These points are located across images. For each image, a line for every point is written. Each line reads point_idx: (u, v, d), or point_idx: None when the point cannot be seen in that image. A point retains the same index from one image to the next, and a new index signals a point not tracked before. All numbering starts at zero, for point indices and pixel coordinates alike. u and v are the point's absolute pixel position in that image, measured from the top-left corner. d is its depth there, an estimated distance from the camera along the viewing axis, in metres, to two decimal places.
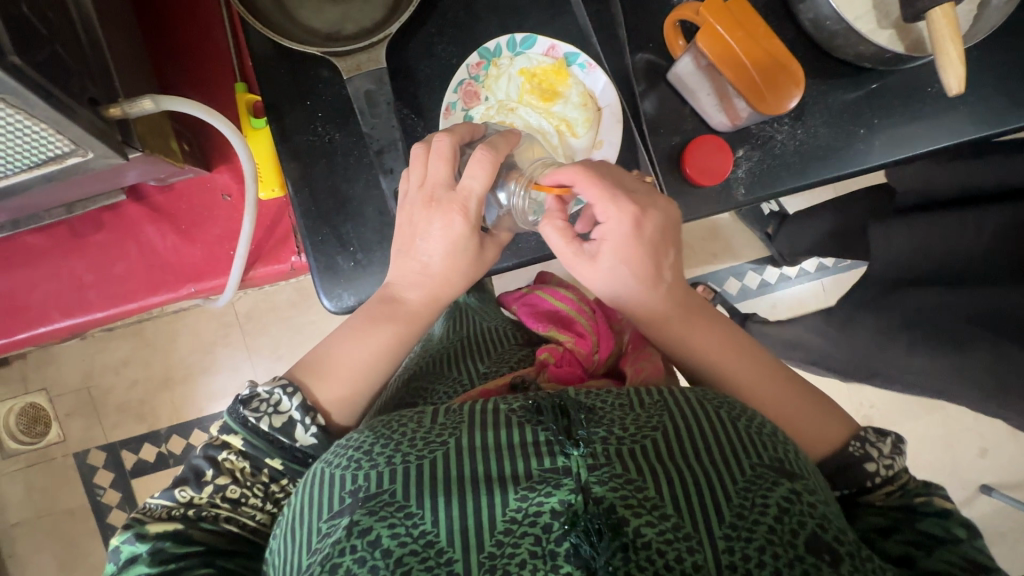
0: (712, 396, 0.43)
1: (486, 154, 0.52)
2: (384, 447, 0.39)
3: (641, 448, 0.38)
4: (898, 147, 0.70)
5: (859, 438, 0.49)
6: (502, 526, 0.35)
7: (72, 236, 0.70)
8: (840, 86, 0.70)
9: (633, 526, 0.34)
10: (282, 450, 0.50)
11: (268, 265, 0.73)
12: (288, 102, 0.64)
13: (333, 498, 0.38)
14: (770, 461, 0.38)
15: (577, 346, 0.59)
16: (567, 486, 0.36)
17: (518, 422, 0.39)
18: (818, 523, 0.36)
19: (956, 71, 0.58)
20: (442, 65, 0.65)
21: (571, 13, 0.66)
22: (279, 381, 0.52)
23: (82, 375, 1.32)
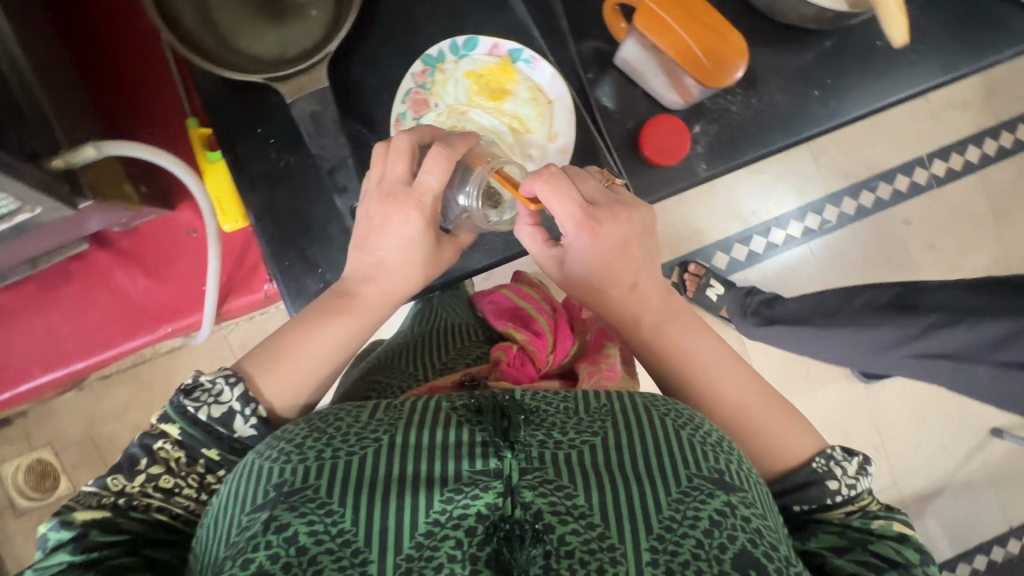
0: (661, 402, 0.42)
1: (442, 148, 0.53)
2: (316, 439, 0.38)
3: (578, 452, 0.37)
4: (855, 104, 0.70)
5: (824, 456, 0.50)
6: (425, 528, 0.35)
7: (42, 291, 0.70)
8: (789, 51, 0.70)
9: (558, 535, 0.34)
10: (218, 441, 0.47)
11: (241, 296, 0.73)
12: (238, 133, 0.64)
13: (257, 491, 0.36)
14: (710, 471, 0.38)
15: (533, 343, 0.58)
16: (495, 489, 0.36)
17: (456, 423, 0.39)
18: (749, 538, 0.36)
19: (898, 23, 0.58)
20: (388, 77, 0.65)
21: (511, 10, 0.66)
22: (222, 371, 0.49)
23: (82, 426, 1.32)
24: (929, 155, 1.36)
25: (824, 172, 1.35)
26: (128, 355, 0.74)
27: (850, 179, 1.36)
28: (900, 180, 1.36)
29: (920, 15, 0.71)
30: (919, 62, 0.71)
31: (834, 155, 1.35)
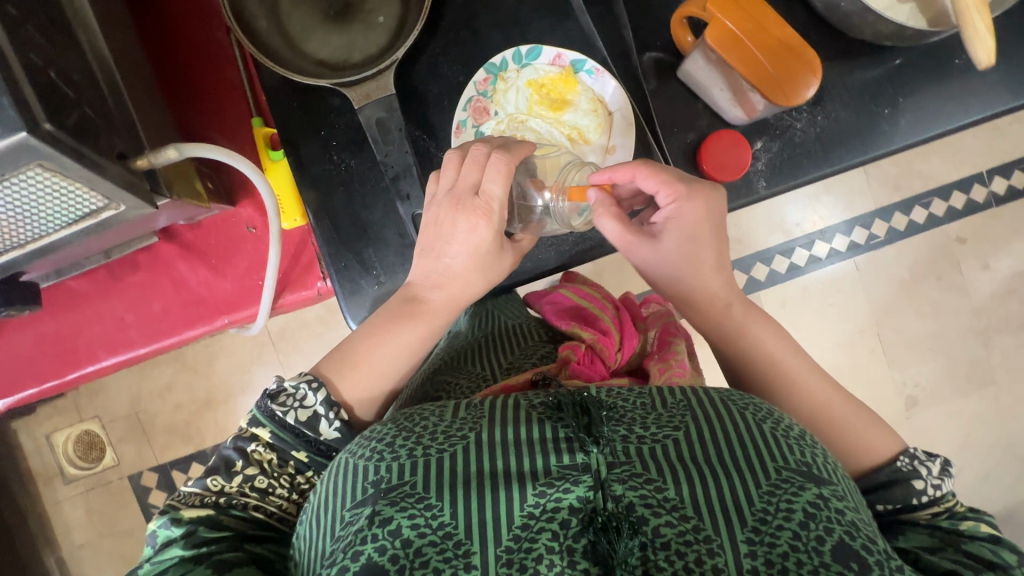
0: (739, 396, 0.43)
1: (506, 157, 0.54)
2: (405, 439, 0.41)
3: (662, 446, 0.39)
4: (925, 124, 0.68)
5: (909, 455, 0.51)
6: (520, 521, 0.36)
7: (111, 278, 0.73)
8: (859, 66, 0.67)
9: (652, 526, 0.35)
10: (308, 443, 0.52)
11: (295, 292, 0.74)
12: (302, 135, 0.65)
13: (356, 489, 0.39)
14: (799, 465, 0.38)
15: (602, 343, 0.60)
16: (584, 482, 0.37)
17: (538, 419, 0.41)
18: (846, 530, 0.36)
19: (984, 43, 0.55)
20: (449, 83, 0.65)
21: (574, 19, 0.66)
22: (304, 378, 0.54)
23: (129, 401, 1.38)
24: (990, 171, 1.30)
25: (878, 185, 1.30)
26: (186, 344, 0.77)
27: (904, 194, 1.31)
28: (957, 197, 1.30)
29: (1002, 30, 0.67)
30: (997, 81, 0.67)
31: (889, 168, 1.30)
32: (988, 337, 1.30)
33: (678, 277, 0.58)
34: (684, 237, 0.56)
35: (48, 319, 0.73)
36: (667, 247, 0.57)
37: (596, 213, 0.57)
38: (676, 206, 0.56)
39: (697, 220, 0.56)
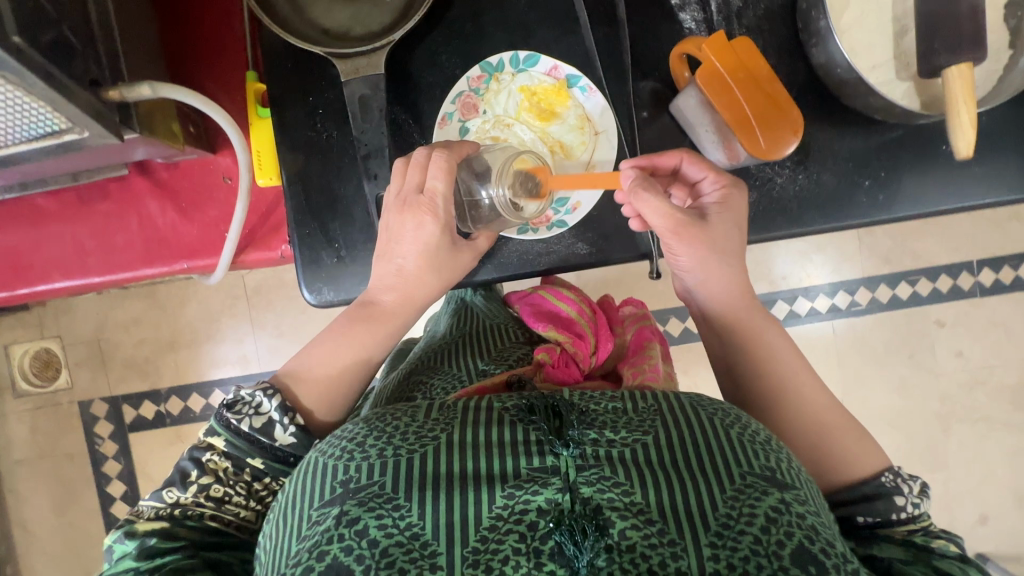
0: (709, 402, 0.44)
1: (443, 153, 0.58)
2: (376, 439, 0.42)
3: (630, 450, 0.40)
4: (904, 202, 0.68)
5: (894, 472, 0.52)
6: (488, 522, 0.38)
7: (78, 202, 0.73)
8: (849, 134, 0.68)
9: (618, 528, 0.37)
10: (263, 450, 0.54)
11: (258, 252, 0.75)
12: (289, 98, 0.65)
13: (325, 488, 0.40)
14: (762, 470, 0.39)
15: (576, 348, 0.60)
16: (554, 485, 0.38)
17: (509, 420, 0.42)
18: (807, 534, 0.37)
19: (966, 135, 0.58)
20: (444, 74, 0.65)
21: (578, 34, 0.66)
22: (261, 386, 0.55)
23: (92, 328, 1.38)
24: (980, 262, 1.31)
25: (867, 254, 1.31)
26: (143, 281, 0.77)
27: (891, 268, 1.31)
28: (943, 280, 1.31)
29: (998, 125, 0.68)
30: (982, 174, 0.68)
31: (881, 239, 1.31)
32: (947, 423, 1.31)
33: (712, 264, 0.59)
34: (727, 223, 0.59)
35: (8, 230, 0.73)
36: (710, 230, 0.59)
37: (632, 189, 0.56)
38: (716, 192, 0.60)
39: (729, 211, 0.60)
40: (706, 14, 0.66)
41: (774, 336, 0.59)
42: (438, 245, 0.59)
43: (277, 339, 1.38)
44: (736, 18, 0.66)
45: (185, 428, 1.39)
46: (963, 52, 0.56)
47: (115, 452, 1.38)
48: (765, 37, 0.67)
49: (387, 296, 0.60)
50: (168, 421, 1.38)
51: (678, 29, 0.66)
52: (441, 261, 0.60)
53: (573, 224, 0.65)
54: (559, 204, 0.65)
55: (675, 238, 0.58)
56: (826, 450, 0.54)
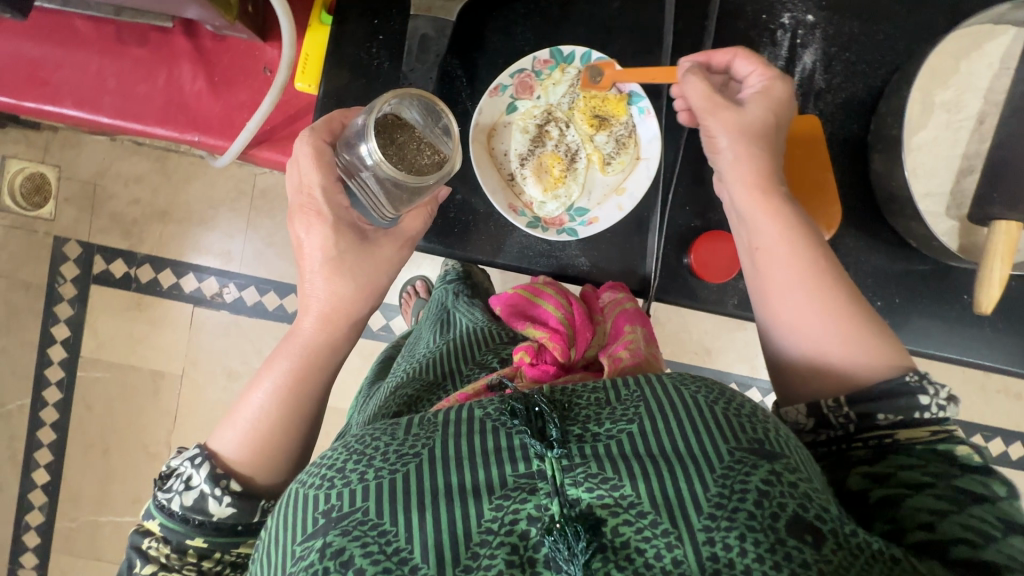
0: (691, 380, 0.42)
1: (308, 137, 0.55)
2: (356, 464, 0.40)
3: (615, 443, 0.39)
4: (906, 335, 0.67)
5: (919, 372, 0.48)
6: (478, 537, 0.37)
7: (116, 39, 0.71)
8: (878, 250, 0.66)
9: (611, 526, 0.36)
10: (202, 527, 0.53)
11: (272, 151, 0.72)
12: (355, 12, 0.63)
13: (307, 519, 0.39)
14: (751, 444, 0.39)
15: (551, 342, 0.56)
16: (542, 490, 0.37)
17: (492, 427, 0.40)
18: (800, 503, 0.37)
19: (990, 291, 0.56)
20: (513, 46, 0.63)
21: (657, 57, 0.64)
22: (187, 457, 0.55)
23: (93, 171, 1.35)
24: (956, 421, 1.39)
25: None
26: (148, 138, 0.75)
27: None
28: None
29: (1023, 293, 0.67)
30: (990, 336, 0.67)
31: None
32: None
33: (748, 151, 0.54)
34: (762, 108, 0.55)
35: (34, 38, 0.70)
36: (750, 116, 0.54)
37: (683, 76, 0.56)
38: (762, 84, 0.56)
39: (773, 98, 0.55)
40: None
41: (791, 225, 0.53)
42: (340, 248, 0.57)
43: (266, 247, 1.37)
44: (815, 97, 0.65)
45: (148, 299, 1.37)
46: (1019, 210, 0.55)
47: (72, 297, 1.36)
48: (834, 126, 0.65)
49: (346, 284, 0.57)
50: (134, 286, 1.37)
51: None
52: (350, 263, 0.57)
53: (583, 237, 0.64)
54: (577, 214, 0.65)
55: (711, 118, 0.55)
56: (843, 353, 0.50)
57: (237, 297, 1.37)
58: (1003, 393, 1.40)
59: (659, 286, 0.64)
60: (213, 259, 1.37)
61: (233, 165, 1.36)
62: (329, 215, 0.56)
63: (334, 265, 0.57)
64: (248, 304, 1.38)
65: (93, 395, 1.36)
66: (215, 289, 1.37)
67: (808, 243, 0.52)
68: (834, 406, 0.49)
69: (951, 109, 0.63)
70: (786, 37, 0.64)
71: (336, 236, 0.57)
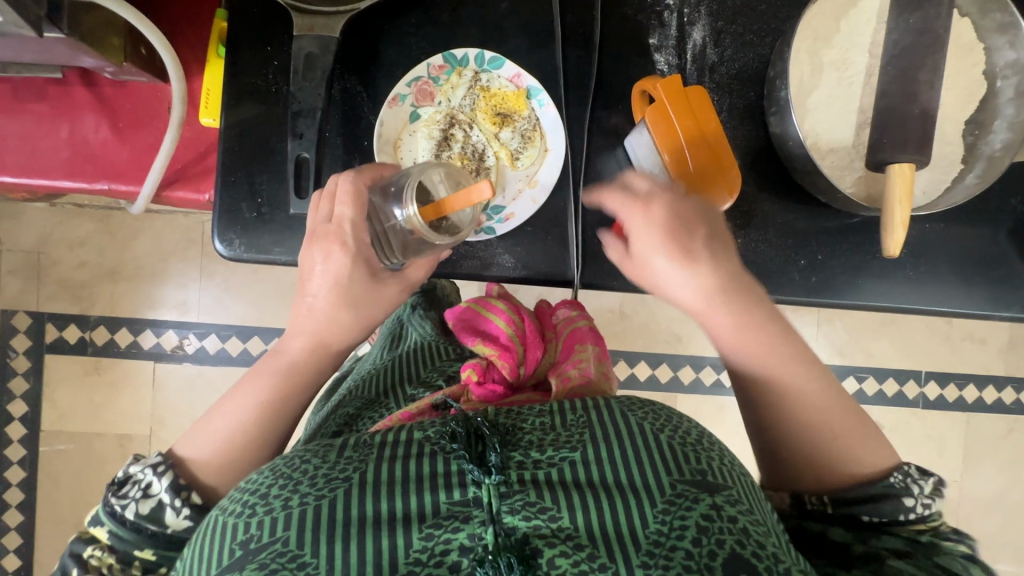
0: (637, 407, 0.45)
1: (351, 177, 0.56)
2: (281, 488, 0.40)
3: (556, 470, 0.41)
4: (834, 290, 0.68)
5: (904, 472, 0.52)
6: (406, 566, 0.38)
7: (12, 97, 0.70)
8: (794, 211, 0.68)
9: (546, 557, 0.38)
10: (154, 539, 0.50)
11: (184, 190, 0.71)
12: (246, 42, 0.63)
13: (223, 551, 0.39)
14: (691, 475, 0.41)
15: (501, 361, 0.61)
16: (477, 518, 0.39)
17: (431, 453, 0.42)
18: (736, 539, 0.39)
19: (895, 234, 0.57)
20: (409, 57, 0.64)
21: (552, 50, 0.65)
22: (151, 463, 0.52)
23: (34, 240, 1.32)
24: (928, 374, 1.43)
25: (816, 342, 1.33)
26: (59, 194, 0.73)
27: None
28: (890, 384, 1.43)
29: (941, 233, 0.68)
30: (915, 280, 0.68)
31: None
32: None
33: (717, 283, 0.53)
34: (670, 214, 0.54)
35: None
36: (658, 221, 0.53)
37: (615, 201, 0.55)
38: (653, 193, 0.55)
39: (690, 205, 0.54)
40: (680, 62, 0.66)
41: (759, 337, 0.53)
42: (351, 277, 0.57)
43: (222, 293, 1.35)
44: (710, 71, 0.66)
45: (105, 362, 1.33)
46: (908, 151, 0.56)
47: (25, 371, 1.32)
48: (732, 97, 0.67)
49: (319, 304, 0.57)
50: (90, 350, 1.33)
51: (651, 69, 0.66)
52: (355, 294, 0.58)
53: (502, 234, 0.63)
54: (493, 212, 0.64)
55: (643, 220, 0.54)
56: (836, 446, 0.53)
57: (198, 348, 1.34)
58: (969, 340, 1.43)
59: (585, 275, 0.64)
60: (168, 312, 1.35)
61: (178, 216, 1.34)
62: (352, 248, 0.57)
63: (340, 292, 0.57)
64: (210, 353, 1.34)
65: (56, 469, 1.31)
66: (175, 341, 1.34)
67: (798, 362, 0.53)
68: (816, 502, 0.52)
69: (839, 68, 0.65)
70: (673, 17, 0.66)
71: (353, 267, 0.57)
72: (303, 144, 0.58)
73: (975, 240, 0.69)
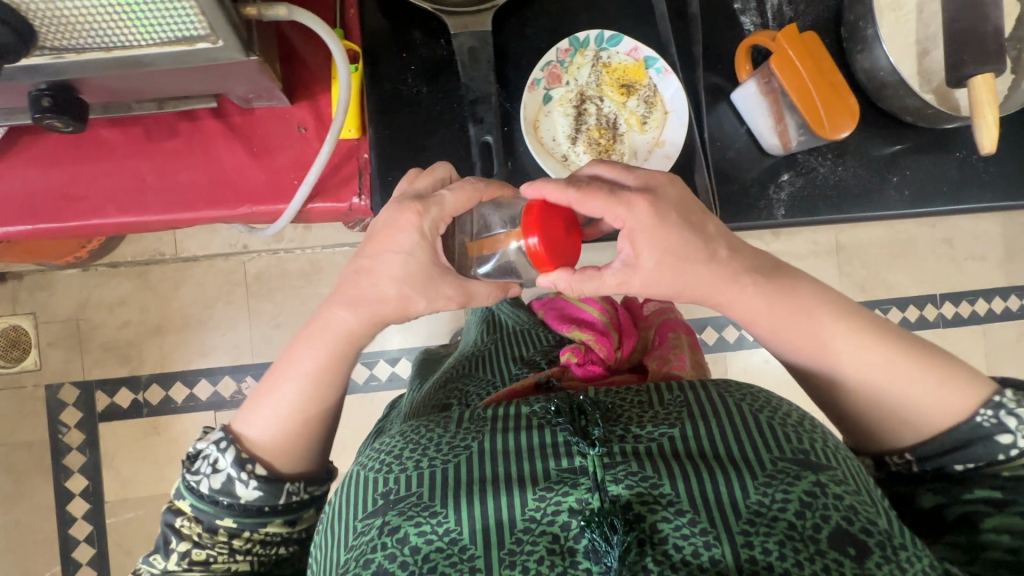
0: (737, 391, 0.50)
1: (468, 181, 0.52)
2: (411, 452, 0.48)
3: (656, 444, 0.47)
4: (924, 200, 0.77)
5: (992, 412, 0.52)
6: (522, 524, 0.44)
7: (146, 138, 0.72)
8: (880, 136, 0.76)
9: (650, 521, 0.43)
10: (231, 508, 0.57)
11: (326, 202, 0.73)
12: (385, 53, 0.70)
13: (367, 500, 0.47)
14: (792, 455, 0.46)
15: (599, 344, 0.67)
16: (584, 485, 0.44)
17: (538, 427, 0.48)
18: (843, 516, 0.43)
19: (989, 133, 0.66)
20: (534, 47, 0.70)
21: (654, 25, 0.73)
22: (213, 440, 0.58)
23: (73, 307, 1.29)
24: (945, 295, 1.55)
25: (846, 281, 1.43)
26: (199, 225, 0.75)
27: (867, 296, 1.44)
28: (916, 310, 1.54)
29: (1002, 137, 0.78)
30: (990, 181, 0.78)
31: (857, 270, 1.44)
32: None
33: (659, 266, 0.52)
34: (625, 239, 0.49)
35: (67, 159, 0.70)
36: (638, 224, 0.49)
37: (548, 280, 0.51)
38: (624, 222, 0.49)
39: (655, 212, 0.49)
40: (763, 20, 0.75)
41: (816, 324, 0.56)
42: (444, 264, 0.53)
43: (273, 329, 1.31)
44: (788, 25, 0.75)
45: (163, 419, 1.29)
46: (989, 62, 0.66)
47: (79, 443, 1.27)
48: None
49: (388, 286, 0.54)
50: (145, 411, 1.29)
51: (740, 30, 0.74)
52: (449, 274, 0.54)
53: None
54: None
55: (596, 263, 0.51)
56: (911, 410, 0.54)
57: None
58: None
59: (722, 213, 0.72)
60: (221, 359, 1.31)
61: (218, 260, 1.30)
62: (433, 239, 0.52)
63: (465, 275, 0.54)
64: None
65: (131, 538, 1.26)
66: (233, 387, 1.30)
67: (852, 334, 0.55)
68: (902, 462, 0.55)
69: (896, 9, 0.75)
70: None
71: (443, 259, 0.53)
72: (486, 128, 0.66)
73: None
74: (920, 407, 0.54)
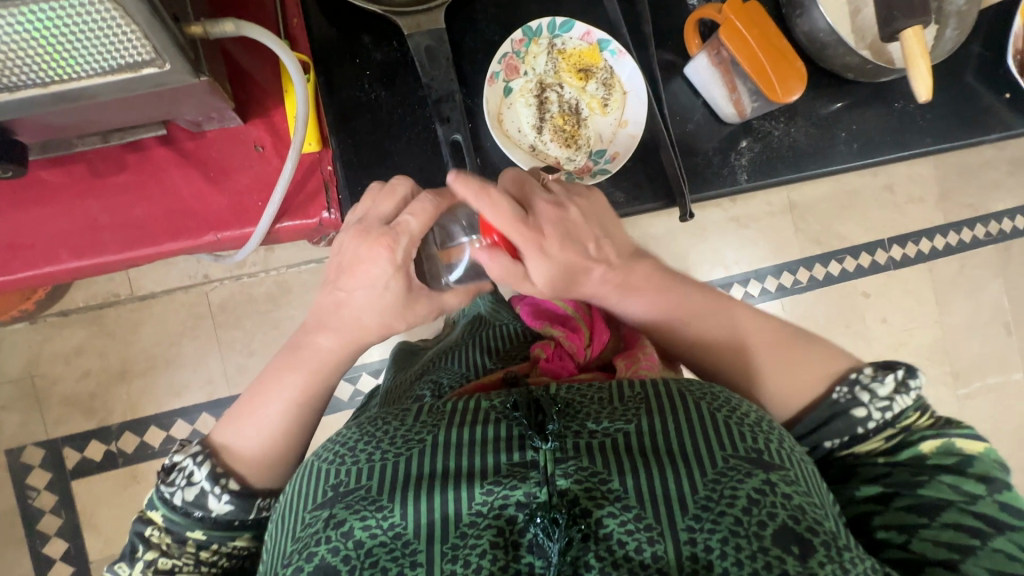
0: (698, 387, 0.46)
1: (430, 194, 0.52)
2: (366, 444, 0.43)
3: (614, 439, 0.42)
4: (870, 150, 0.81)
5: (845, 387, 0.53)
6: (469, 518, 0.40)
7: (91, 175, 0.68)
8: (825, 94, 0.80)
9: (597, 514, 0.39)
10: (202, 521, 0.53)
11: (295, 220, 0.69)
12: (337, 61, 0.68)
13: (318, 490, 0.42)
14: (746, 453, 0.42)
15: (569, 339, 0.60)
16: (533, 479, 0.40)
17: (493, 420, 0.44)
18: (790, 513, 0.40)
19: (924, 82, 0.70)
20: (487, 40, 0.70)
21: (602, 7, 0.74)
22: (192, 452, 0.54)
23: (25, 364, 1.20)
24: None
25: (803, 236, 1.49)
26: (161, 259, 0.71)
27: (825, 249, 1.51)
28: None
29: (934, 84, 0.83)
30: (928, 127, 0.83)
31: (813, 225, 1.50)
32: None
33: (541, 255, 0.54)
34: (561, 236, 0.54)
35: (10, 208, 0.66)
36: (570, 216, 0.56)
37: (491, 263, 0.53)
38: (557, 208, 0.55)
39: (590, 208, 0.58)
40: None
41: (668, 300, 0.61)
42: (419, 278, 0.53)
43: (247, 359, 1.25)
44: None
45: (141, 467, 1.22)
46: (916, 14, 0.70)
47: (53, 505, 1.19)
48: None
49: (377, 301, 0.53)
50: (121, 462, 1.21)
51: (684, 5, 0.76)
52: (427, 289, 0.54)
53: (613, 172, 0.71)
54: (599, 155, 0.72)
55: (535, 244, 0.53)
56: (770, 377, 0.56)
57: None
58: None
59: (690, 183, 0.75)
60: (195, 395, 1.24)
61: (177, 294, 1.24)
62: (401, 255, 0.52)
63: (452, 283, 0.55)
64: None
65: None
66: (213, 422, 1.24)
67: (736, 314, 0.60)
68: None
69: None
70: None
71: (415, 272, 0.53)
72: (453, 127, 0.65)
73: (961, 83, 0.84)
74: (795, 380, 0.56)
